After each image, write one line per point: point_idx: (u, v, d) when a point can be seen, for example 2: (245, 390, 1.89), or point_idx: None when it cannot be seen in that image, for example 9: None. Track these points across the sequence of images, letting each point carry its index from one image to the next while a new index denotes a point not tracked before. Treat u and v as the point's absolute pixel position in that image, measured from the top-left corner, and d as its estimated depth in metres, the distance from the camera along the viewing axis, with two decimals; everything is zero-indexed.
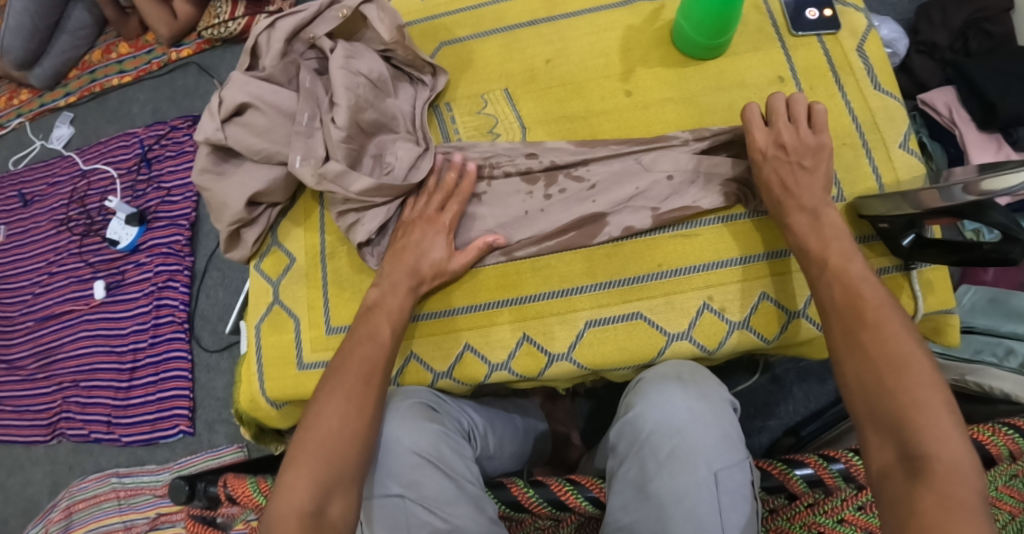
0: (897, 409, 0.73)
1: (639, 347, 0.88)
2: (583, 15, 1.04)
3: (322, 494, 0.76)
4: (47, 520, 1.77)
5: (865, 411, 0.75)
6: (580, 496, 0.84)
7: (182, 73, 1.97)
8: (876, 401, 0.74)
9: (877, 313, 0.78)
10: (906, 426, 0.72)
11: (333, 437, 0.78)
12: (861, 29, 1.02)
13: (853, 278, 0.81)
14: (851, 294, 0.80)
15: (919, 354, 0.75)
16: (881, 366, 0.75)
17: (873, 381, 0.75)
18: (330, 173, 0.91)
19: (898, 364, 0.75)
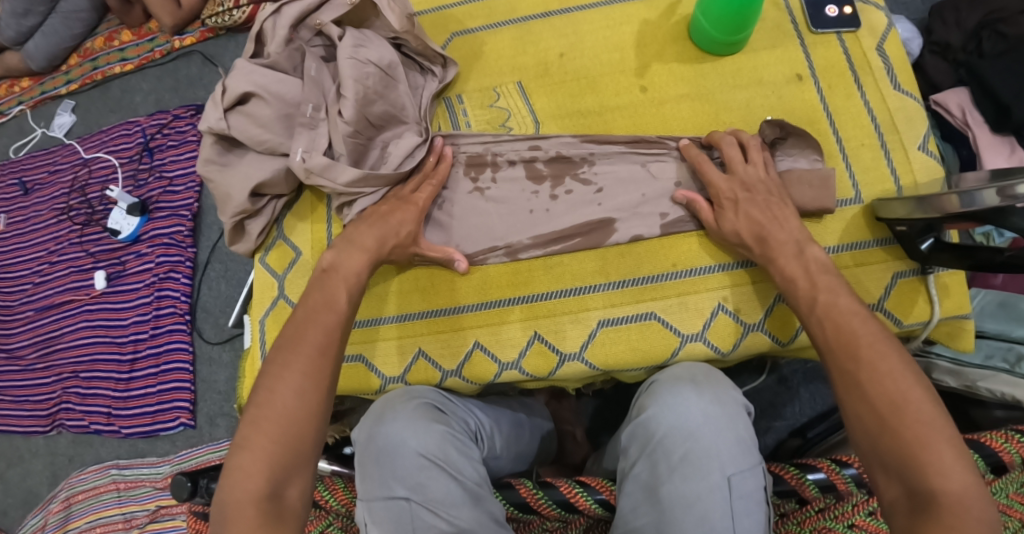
0: (901, 446, 0.68)
1: (652, 348, 0.86)
2: (598, 8, 1.02)
3: (280, 477, 0.71)
4: (47, 511, 1.77)
5: (867, 447, 0.70)
6: (589, 498, 0.83)
7: (186, 61, 1.94)
8: (876, 437, 0.69)
9: (869, 344, 0.73)
10: (910, 463, 0.67)
11: (289, 414, 0.73)
12: (881, 28, 0.99)
13: (843, 312, 0.76)
14: (843, 331, 0.75)
15: (918, 389, 0.70)
16: (881, 401, 0.70)
17: (872, 419, 0.70)
18: (316, 167, 0.90)
19: (895, 399, 0.70)
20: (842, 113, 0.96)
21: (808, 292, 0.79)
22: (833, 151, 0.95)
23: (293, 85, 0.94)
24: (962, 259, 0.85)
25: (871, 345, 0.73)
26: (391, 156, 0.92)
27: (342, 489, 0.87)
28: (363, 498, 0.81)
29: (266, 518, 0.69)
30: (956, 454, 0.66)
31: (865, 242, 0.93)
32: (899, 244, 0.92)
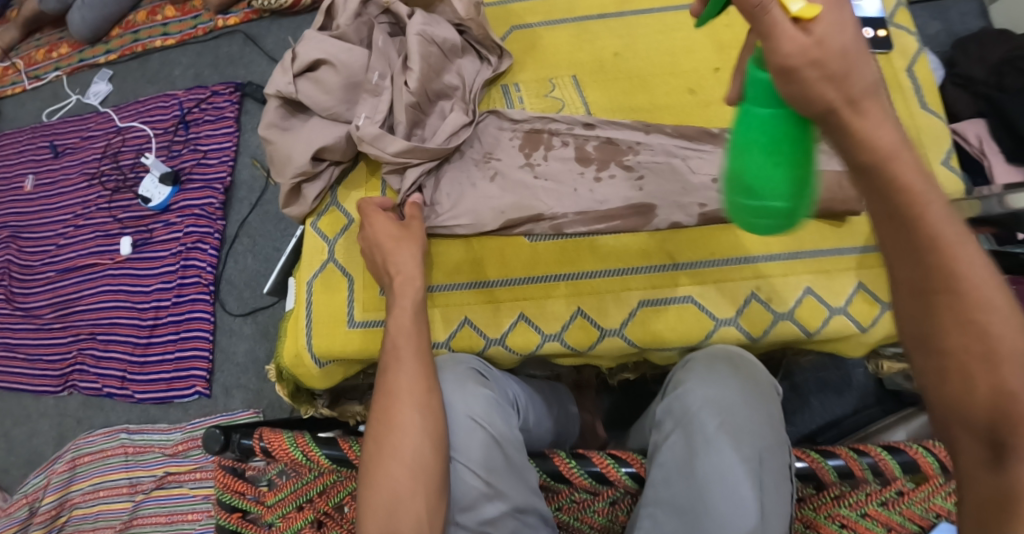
0: (977, 345, 0.60)
1: (689, 330, 0.90)
2: (651, 14, 1.07)
3: (392, 515, 0.78)
4: (51, 471, 1.78)
5: (950, 346, 0.62)
6: (620, 469, 0.87)
7: (227, 40, 1.99)
8: (960, 335, 0.61)
9: (953, 238, 0.61)
10: (993, 369, 0.60)
11: (402, 446, 0.80)
12: (911, 51, 1.05)
13: (975, 283, 0.61)
14: (925, 223, 0.61)
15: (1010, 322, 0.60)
16: (954, 289, 0.61)
17: (957, 315, 0.61)
18: (366, 136, 0.95)
19: (975, 292, 0.61)
20: None
21: (899, 178, 0.61)
22: None
23: (360, 56, 0.99)
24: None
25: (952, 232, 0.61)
26: (449, 142, 0.98)
27: None
28: None
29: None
30: None
31: None
32: None
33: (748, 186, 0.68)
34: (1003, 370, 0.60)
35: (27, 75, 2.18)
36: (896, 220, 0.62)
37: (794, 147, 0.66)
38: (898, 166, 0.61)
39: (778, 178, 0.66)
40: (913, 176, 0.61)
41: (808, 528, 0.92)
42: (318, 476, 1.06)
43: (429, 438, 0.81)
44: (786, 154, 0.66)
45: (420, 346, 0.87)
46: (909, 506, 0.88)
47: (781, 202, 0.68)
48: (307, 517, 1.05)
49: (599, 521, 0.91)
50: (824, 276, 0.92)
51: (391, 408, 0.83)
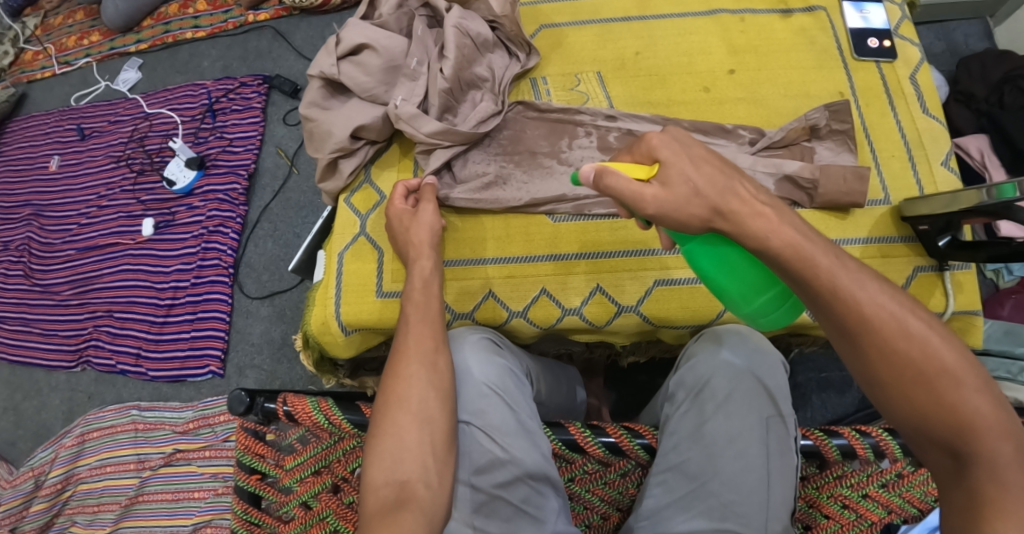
0: (917, 377, 0.73)
1: (700, 308, 0.96)
2: (672, 18, 1.14)
3: (399, 461, 0.83)
4: (59, 445, 1.81)
5: (888, 377, 0.74)
6: (634, 441, 0.91)
7: (257, 35, 2.06)
8: (894, 366, 0.73)
9: (852, 284, 0.75)
10: (928, 385, 0.72)
11: (409, 400, 0.86)
12: (915, 60, 1.12)
13: (899, 326, 0.74)
14: (821, 280, 0.75)
15: (938, 346, 0.73)
16: (871, 328, 0.74)
17: (883, 348, 0.73)
18: (404, 114, 1.01)
19: (894, 324, 0.74)
20: (876, 128, 1.08)
21: (786, 249, 0.76)
22: (867, 158, 1.06)
23: (400, 44, 1.05)
24: (980, 252, 0.95)
25: (851, 281, 0.75)
26: (481, 129, 1.04)
27: None
28: None
29: (391, 501, 0.81)
30: (979, 397, 0.71)
31: (890, 237, 1.03)
32: (920, 242, 1.02)
33: (742, 298, 0.82)
34: (938, 383, 0.72)
35: (57, 61, 2.25)
36: (799, 281, 0.76)
37: (733, 251, 0.81)
38: (779, 240, 0.76)
39: (752, 280, 0.81)
40: (791, 241, 0.76)
41: (811, 507, 0.96)
42: (338, 441, 1.10)
43: (436, 392, 0.87)
44: (736, 260, 0.81)
45: (429, 315, 0.93)
46: (909, 488, 0.92)
47: (771, 294, 0.81)
48: (325, 481, 1.10)
49: (609, 493, 0.95)
50: None
51: (399, 365, 0.88)
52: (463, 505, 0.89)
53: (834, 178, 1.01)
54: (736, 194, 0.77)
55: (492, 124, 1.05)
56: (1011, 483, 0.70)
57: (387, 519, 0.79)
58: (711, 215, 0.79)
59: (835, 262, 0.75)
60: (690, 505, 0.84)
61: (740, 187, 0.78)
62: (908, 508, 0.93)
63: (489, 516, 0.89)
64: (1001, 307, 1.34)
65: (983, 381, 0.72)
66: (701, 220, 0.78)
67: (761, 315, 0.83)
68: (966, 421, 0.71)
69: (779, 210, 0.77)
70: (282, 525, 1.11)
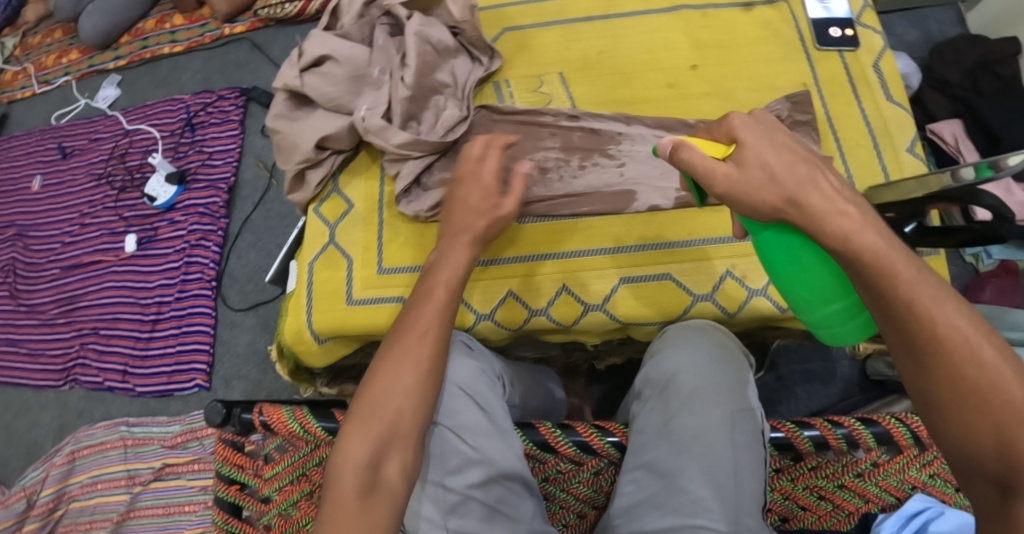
0: (976, 404, 0.69)
1: (667, 305, 0.96)
2: (634, 16, 1.14)
3: (382, 448, 0.81)
4: (50, 463, 1.81)
5: (947, 397, 0.70)
6: (604, 439, 0.92)
7: (234, 47, 2.06)
8: (955, 387, 0.69)
9: (931, 301, 0.71)
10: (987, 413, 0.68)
11: (396, 389, 0.83)
12: (878, 48, 1.12)
13: (967, 348, 0.69)
14: (898, 292, 0.71)
15: (1006, 375, 0.68)
16: (938, 347, 0.70)
17: (948, 370, 0.70)
18: (373, 127, 1.01)
19: (964, 347, 0.69)
20: (840, 118, 1.07)
21: (867, 253, 0.72)
22: (832, 149, 1.05)
23: (363, 53, 1.06)
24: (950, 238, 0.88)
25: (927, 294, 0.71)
26: (448, 137, 1.04)
27: None
28: None
29: (366, 487, 0.80)
30: None
31: None
32: None
33: (810, 302, 0.79)
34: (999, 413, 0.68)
35: (37, 81, 2.25)
36: (872, 287, 0.72)
37: (807, 251, 0.77)
38: (861, 242, 0.72)
39: (826, 285, 0.77)
40: (873, 244, 0.72)
41: (786, 498, 0.95)
42: (314, 450, 1.10)
43: (429, 388, 0.85)
44: (808, 261, 0.77)
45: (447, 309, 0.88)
46: (884, 477, 0.93)
47: (842, 304, 0.77)
48: (302, 490, 1.11)
49: (583, 491, 0.96)
50: None
51: (395, 355, 0.85)
52: (434, 507, 0.88)
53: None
54: (816, 186, 0.74)
55: (460, 130, 1.05)
56: None
57: (363, 507, 0.79)
58: (765, 209, 0.75)
59: (915, 278, 0.71)
60: (662, 502, 0.83)
61: (820, 179, 0.75)
62: (884, 497, 0.94)
63: (462, 517, 0.88)
64: (982, 292, 1.34)
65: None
66: (771, 209, 0.75)
67: (828, 325, 0.80)
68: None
69: (862, 210, 0.74)
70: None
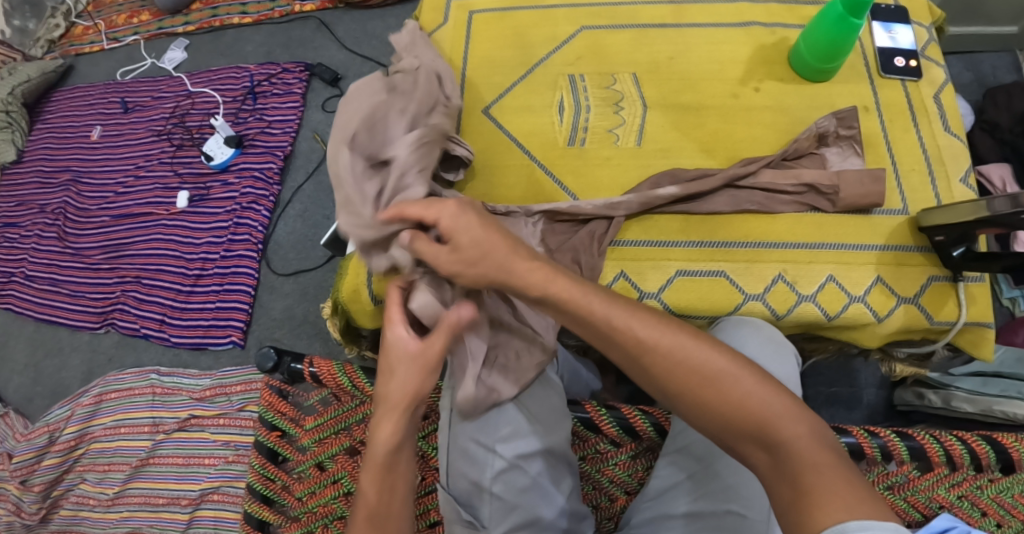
0: (760, 432, 0.75)
1: (719, 300, 1.02)
2: (706, 27, 1.19)
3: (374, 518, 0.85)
4: (76, 403, 1.81)
5: (747, 440, 0.76)
6: (646, 420, 1.01)
7: (302, 24, 2.14)
8: (735, 426, 0.77)
9: (702, 378, 0.78)
10: (791, 473, 0.73)
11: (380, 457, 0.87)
12: (939, 81, 1.16)
13: (766, 409, 0.76)
14: (654, 361, 0.80)
15: (790, 426, 0.75)
16: (730, 420, 0.77)
17: (727, 416, 0.77)
18: None
19: (757, 411, 0.76)
20: (898, 142, 1.11)
21: (628, 334, 0.81)
22: (887, 171, 1.09)
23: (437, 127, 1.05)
24: (994, 263, 0.95)
25: (666, 349, 0.80)
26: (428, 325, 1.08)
27: None
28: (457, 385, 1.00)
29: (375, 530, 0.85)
30: (839, 477, 0.71)
31: (906, 246, 1.04)
32: (936, 252, 1.03)
33: (821, 48, 1.09)
34: (801, 477, 0.72)
35: (106, 37, 2.34)
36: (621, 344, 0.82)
37: (847, 39, 1.07)
38: (619, 317, 0.82)
39: (830, 53, 1.09)
40: (631, 326, 0.81)
41: None
42: (357, 406, 1.16)
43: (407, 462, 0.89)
44: (841, 43, 1.08)
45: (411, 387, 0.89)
46: (914, 493, 0.98)
47: (829, 59, 1.11)
48: (341, 444, 1.15)
49: (617, 474, 1.03)
50: (844, 266, 1.03)
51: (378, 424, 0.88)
52: (485, 470, 0.95)
53: (851, 183, 1.04)
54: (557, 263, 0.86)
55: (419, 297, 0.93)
56: (837, 497, 0.70)
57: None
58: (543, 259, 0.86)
59: (689, 357, 0.79)
60: (694, 487, 0.92)
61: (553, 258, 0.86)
62: (912, 514, 0.98)
63: (506, 483, 0.95)
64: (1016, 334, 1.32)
65: (852, 474, 0.72)
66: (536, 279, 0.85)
67: (804, 59, 1.13)
68: (802, 486, 0.72)
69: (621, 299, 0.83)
70: (295, 484, 1.16)
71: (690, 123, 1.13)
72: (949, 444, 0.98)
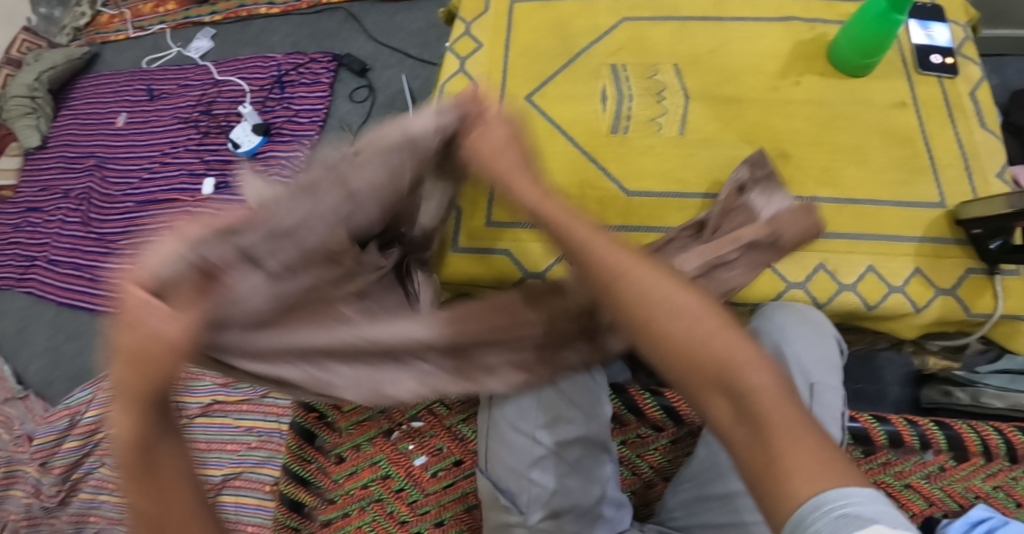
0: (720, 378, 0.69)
1: (759, 287, 1.04)
2: (746, 21, 1.21)
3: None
4: (96, 386, 1.65)
5: (708, 386, 0.70)
6: (690, 407, 1.03)
7: (330, 15, 2.16)
8: (699, 371, 0.70)
9: (661, 311, 0.72)
10: (759, 430, 0.66)
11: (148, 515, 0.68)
12: (975, 79, 1.17)
13: (733, 355, 0.69)
14: (615, 284, 0.75)
15: (761, 378, 0.68)
16: (692, 358, 0.71)
17: (683, 353, 0.71)
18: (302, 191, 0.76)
19: (721, 355, 0.69)
20: (935, 137, 1.13)
21: (583, 258, 0.77)
22: (924, 165, 1.11)
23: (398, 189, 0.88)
24: None
25: (620, 275, 0.75)
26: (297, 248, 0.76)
27: None
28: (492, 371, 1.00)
29: None
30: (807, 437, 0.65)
31: (944, 238, 1.06)
32: (973, 245, 1.05)
33: (860, 42, 1.11)
34: (764, 434, 0.66)
35: (132, 25, 2.35)
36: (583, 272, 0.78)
37: (887, 36, 1.08)
38: (576, 241, 0.78)
39: (868, 49, 1.11)
40: (591, 252, 0.77)
41: None
42: None
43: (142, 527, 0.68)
44: (881, 39, 1.09)
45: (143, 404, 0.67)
46: (949, 482, 1.02)
47: (867, 54, 1.12)
48: (380, 425, 1.17)
49: (656, 459, 1.06)
50: (883, 257, 1.05)
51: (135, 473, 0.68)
52: (524, 456, 0.97)
53: (789, 225, 0.92)
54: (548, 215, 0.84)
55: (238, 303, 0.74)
56: (799, 455, 0.64)
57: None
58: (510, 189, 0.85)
59: (644, 284, 0.74)
60: (733, 468, 0.93)
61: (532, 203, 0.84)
62: (919, 504, 1.02)
63: (543, 470, 0.96)
64: None
65: (825, 443, 0.65)
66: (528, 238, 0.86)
67: (843, 54, 1.14)
68: (765, 437, 0.66)
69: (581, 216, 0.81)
70: (332, 466, 1.16)
71: (732, 115, 1.14)
72: (988, 435, 1.00)
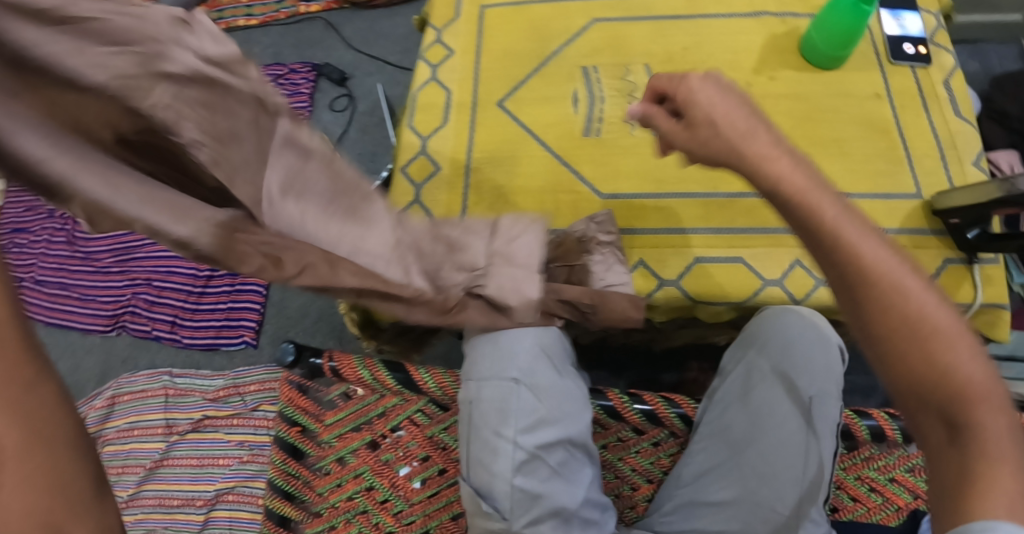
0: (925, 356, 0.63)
1: (737, 285, 1.02)
2: (718, 18, 1.20)
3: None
4: (87, 405, 1.65)
5: (911, 362, 0.63)
6: (671, 411, 1.04)
7: (309, 25, 2.14)
8: (911, 353, 0.63)
9: (882, 267, 0.65)
10: (956, 415, 0.62)
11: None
12: (948, 67, 1.17)
13: (944, 326, 0.63)
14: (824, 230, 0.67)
15: (966, 362, 0.62)
16: (900, 324, 0.64)
17: (894, 312, 0.64)
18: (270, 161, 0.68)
19: (927, 328, 0.63)
20: (911, 127, 1.12)
21: (797, 197, 0.69)
22: (900, 156, 1.10)
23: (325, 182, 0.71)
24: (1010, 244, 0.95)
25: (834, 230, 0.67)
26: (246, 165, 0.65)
27: (441, 374, 1.11)
28: (478, 380, 0.98)
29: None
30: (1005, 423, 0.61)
31: (922, 229, 1.05)
32: (951, 236, 1.04)
33: (831, 35, 1.10)
34: (966, 430, 0.61)
35: None
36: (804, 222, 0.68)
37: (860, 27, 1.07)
38: (789, 185, 0.70)
39: (841, 40, 1.10)
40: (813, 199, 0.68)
41: (840, 488, 1.15)
42: (379, 399, 1.18)
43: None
44: (853, 30, 1.08)
45: None
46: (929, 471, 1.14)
47: (841, 46, 1.11)
48: (363, 438, 1.17)
49: (640, 462, 1.07)
50: None
51: None
52: (505, 461, 0.94)
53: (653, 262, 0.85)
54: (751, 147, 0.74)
55: None
56: (1001, 448, 0.60)
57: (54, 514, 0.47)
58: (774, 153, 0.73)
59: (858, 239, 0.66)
60: (725, 475, 0.92)
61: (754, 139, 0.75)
62: (871, 498, 1.14)
63: (527, 475, 0.94)
64: None
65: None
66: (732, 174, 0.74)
67: (815, 47, 1.13)
68: (958, 418, 0.62)
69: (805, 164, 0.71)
70: (317, 479, 1.16)
71: None
72: None
